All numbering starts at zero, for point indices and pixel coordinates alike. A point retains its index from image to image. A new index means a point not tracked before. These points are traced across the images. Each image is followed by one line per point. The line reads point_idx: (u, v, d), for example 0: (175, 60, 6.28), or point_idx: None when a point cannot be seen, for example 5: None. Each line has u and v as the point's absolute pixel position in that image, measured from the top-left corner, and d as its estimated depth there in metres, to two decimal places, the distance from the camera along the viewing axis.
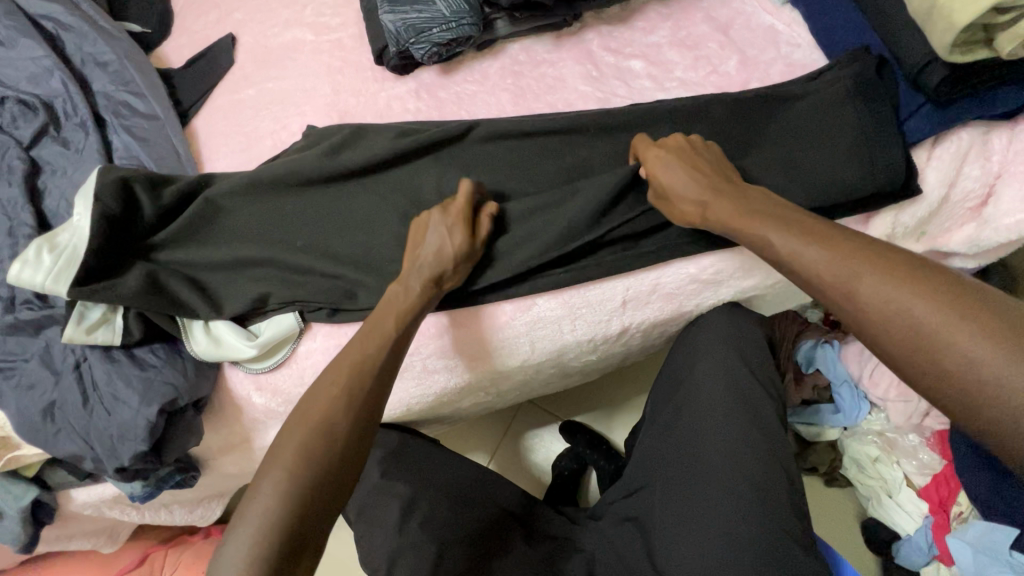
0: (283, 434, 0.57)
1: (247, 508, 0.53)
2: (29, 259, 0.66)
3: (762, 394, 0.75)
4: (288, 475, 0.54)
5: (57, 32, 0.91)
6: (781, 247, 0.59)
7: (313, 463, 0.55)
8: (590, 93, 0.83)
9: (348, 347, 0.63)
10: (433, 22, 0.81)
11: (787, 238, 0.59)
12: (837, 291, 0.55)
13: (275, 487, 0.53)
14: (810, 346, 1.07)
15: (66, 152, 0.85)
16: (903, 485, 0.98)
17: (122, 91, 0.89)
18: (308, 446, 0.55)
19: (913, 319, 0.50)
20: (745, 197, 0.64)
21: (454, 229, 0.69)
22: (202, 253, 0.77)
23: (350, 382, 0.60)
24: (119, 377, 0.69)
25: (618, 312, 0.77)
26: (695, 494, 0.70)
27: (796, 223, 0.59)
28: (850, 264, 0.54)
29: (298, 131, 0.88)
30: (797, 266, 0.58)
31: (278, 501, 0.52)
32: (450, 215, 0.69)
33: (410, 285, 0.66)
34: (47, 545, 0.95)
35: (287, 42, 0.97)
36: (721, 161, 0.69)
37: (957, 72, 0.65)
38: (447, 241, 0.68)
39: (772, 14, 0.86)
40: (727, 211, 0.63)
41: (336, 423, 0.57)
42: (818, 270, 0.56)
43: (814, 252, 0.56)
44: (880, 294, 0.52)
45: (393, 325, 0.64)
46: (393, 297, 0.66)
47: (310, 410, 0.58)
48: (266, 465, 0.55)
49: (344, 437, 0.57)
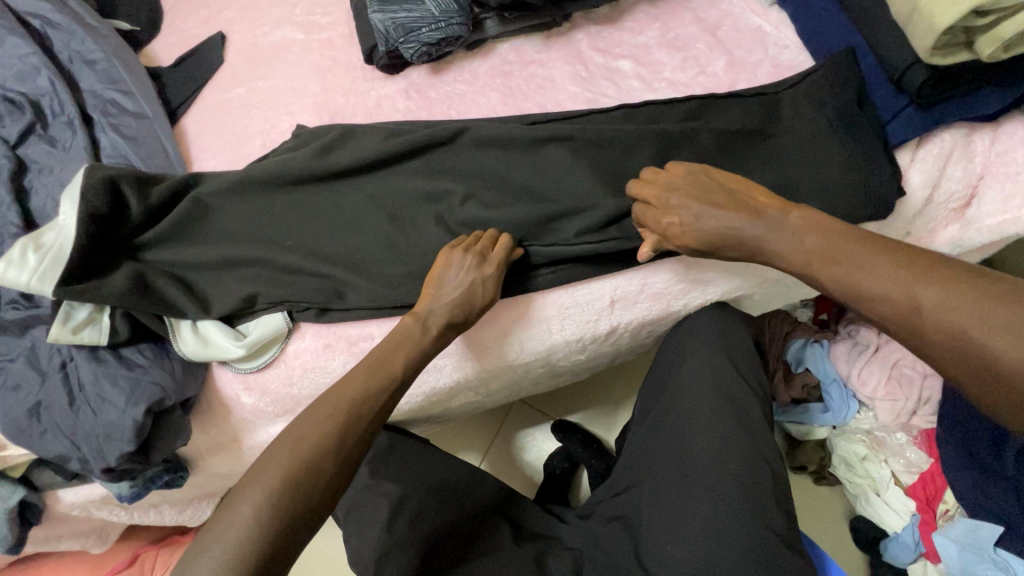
0: (269, 453, 0.58)
1: (219, 521, 0.54)
2: (14, 259, 0.66)
3: (748, 393, 0.75)
4: (267, 496, 0.55)
5: (44, 29, 0.91)
6: (840, 283, 0.58)
7: (293, 492, 0.56)
8: (579, 93, 0.83)
9: (353, 374, 0.64)
10: (422, 22, 0.81)
11: (843, 269, 0.58)
12: (907, 311, 0.54)
13: (253, 505, 0.54)
14: (800, 345, 1.08)
15: (53, 151, 0.84)
16: (890, 483, 0.99)
17: (110, 90, 0.89)
18: (290, 477, 0.56)
19: (990, 345, 0.49)
20: (783, 228, 0.62)
21: (485, 284, 0.68)
22: (191, 252, 0.76)
23: (345, 419, 0.60)
24: (105, 377, 0.69)
25: (605, 312, 0.77)
26: (683, 494, 0.71)
27: (845, 257, 0.58)
28: (916, 290, 0.54)
29: (287, 130, 0.88)
30: (867, 303, 0.56)
31: (254, 524, 0.53)
32: (472, 260, 0.68)
33: (427, 325, 0.67)
34: (35, 546, 0.94)
35: (277, 41, 0.96)
36: (737, 185, 0.66)
37: (937, 75, 0.66)
38: (477, 291, 0.67)
39: (760, 15, 0.86)
40: (774, 243, 0.62)
41: (323, 463, 0.58)
42: (884, 306, 0.55)
43: (876, 283, 0.56)
44: (955, 328, 0.51)
45: (402, 366, 0.65)
46: (407, 334, 0.67)
47: (302, 438, 0.58)
48: (245, 483, 0.56)
49: (330, 474, 0.58)
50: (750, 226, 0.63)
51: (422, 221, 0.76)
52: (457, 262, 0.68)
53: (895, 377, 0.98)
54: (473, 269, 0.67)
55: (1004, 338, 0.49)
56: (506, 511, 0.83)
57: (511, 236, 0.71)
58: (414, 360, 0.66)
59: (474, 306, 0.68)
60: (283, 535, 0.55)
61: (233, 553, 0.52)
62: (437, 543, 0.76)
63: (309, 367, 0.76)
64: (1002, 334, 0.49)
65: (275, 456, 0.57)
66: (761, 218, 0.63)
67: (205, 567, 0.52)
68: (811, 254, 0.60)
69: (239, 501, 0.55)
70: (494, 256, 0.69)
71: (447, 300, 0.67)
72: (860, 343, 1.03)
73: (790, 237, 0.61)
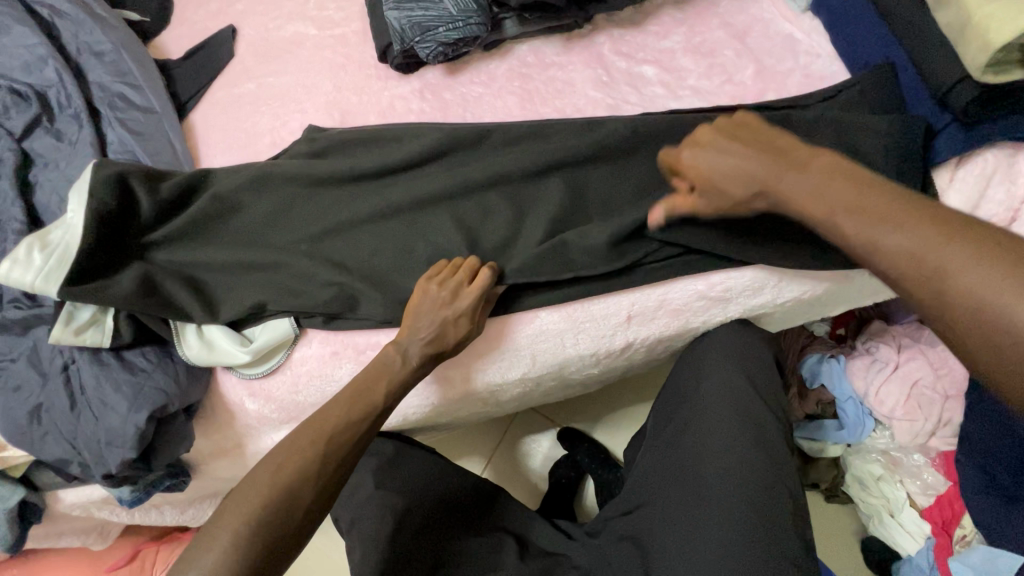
0: (249, 477, 0.56)
1: (198, 550, 0.52)
2: (20, 258, 0.64)
3: (767, 413, 0.73)
4: (244, 523, 0.52)
5: (52, 19, 0.89)
6: (858, 236, 0.47)
7: (268, 519, 0.54)
8: (600, 99, 0.80)
9: (335, 402, 0.62)
10: (439, 21, 0.79)
11: (858, 218, 0.47)
12: (923, 276, 0.43)
13: (231, 536, 0.52)
14: (816, 359, 1.05)
15: (59, 145, 0.82)
16: (905, 504, 0.96)
17: (118, 83, 0.86)
18: (272, 500, 0.54)
19: (1006, 314, 0.38)
20: (801, 168, 0.53)
21: (461, 317, 0.66)
22: (204, 252, 0.75)
23: (330, 447, 0.59)
24: (107, 382, 0.67)
25: (622, 328, 0.75)
26: (698, 520, 0.67)
27: (851, 203, 0.48)
28: (942, 253, 0.42)
29: (298, 128, 0.86)
30: (872, 257, 0.46)
31: (228, 555, 0.51)
32: (448, 291, 0.66)
33: (408, 351, 0.66)
34: (36, 542, 0.93)
35: (290, 36, 0.94)
36: (766, 136, 0.58)
37: (985, 93, 0.64)
38: (449, 330, 0.66)
39: (791, 21, 0.84)
40: (787, 193, 0.53)
41: (304, 489, 0.56)
42: (899, 266, 0.44)
43: (903, 239, 0.44)
44: (971, 291, 0.40)
45: (383, 395, 0.64)
46: (386, 363, 0.65)
47: (284, 463, 0.57)
48: (221, 512, 0.54)
49: (308, 501, 0.56)
50: (768, 168, 0.55)
51: (437, 224, 0.74)
52: (432, 294, 0.66)
53: (914, 397, 0.94)
54: (453, 299, 0.66)
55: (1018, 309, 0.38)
56: (508, 526, 0.81)
57: (494, 266, 0.70)
58: (396, 388, 0.65)
59: (461, 341, 0.67)
60: (256, 564, 0.52)
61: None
62: (438, 558, 0.74)
63: (316, 374, 0.74)
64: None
65: (255, 480, 0.55)
66: (777, 163, 0.55)
67: None
68: (820, 203, 0.50)
69: (219, 528, 0.53)
70: (471, 290, 0.67)
71: (425, 331, 0.65)
72: (878, 360, 0.99)
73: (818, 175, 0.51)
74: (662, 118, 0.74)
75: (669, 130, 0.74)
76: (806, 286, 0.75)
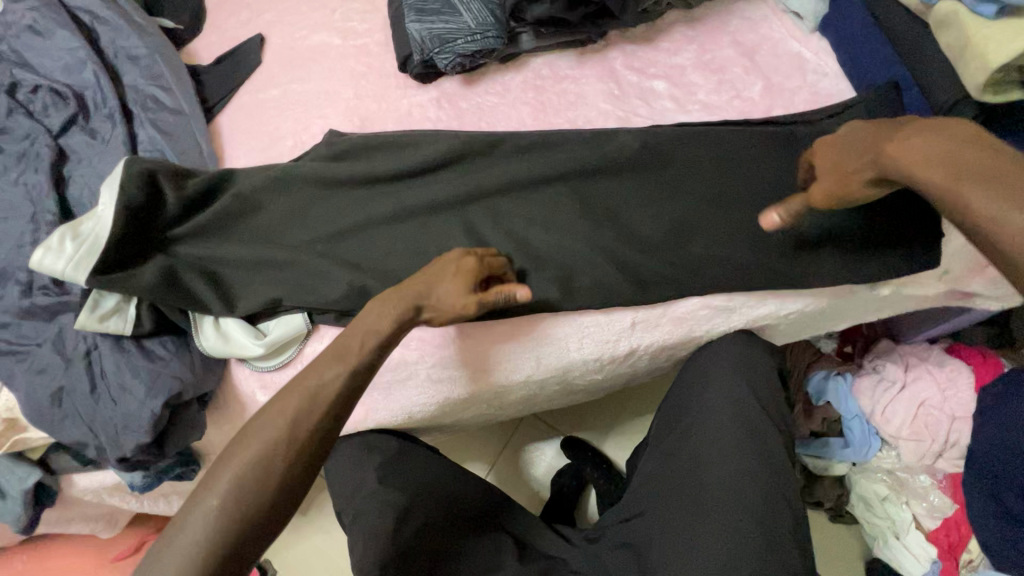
0: (224, 453, 0.56)
1: (183, 518, 0.53)
2: (53, 246, 0.68)
3: (769, 425, 0.74)
4: (214, 499, 0.53)
5: (92, 24, 0.94)
6: (984, 215, 0.50)
7: (242, 492, 0.53)
8: (611, 111, 0.83)
9: (312, 366, 0.60)
10: (458, 34, 0.82)
11: (992, 199, 0.50)
12: None
13: (203, 514, 0.52)
14: (822, 377, 1.05)
15: (93, 143, 0.86)
16: (911, 527, 0.95)
17: (151, 85, 0.90)
18: (242, 475, 0.54)
19: None
20: (941, 129, 0.57)
21: (457, 272, 0.65)
22: (225, 247, 0.78)
23: (298, 411, 0.57)
24: (127, 368, 0.70)
25: (627, 334, 0.76)
26: (695, 528, 0.68)
27: (991, 175, 0.51)
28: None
29: (319, 133, 0.89)
30: (999, 235, 0.49)
31: (203, 531, 0.52)
32: (460, 251, 0.68)
33: (388, 307, 0.63)
34: (47, 526, 0.95)
35: (314, 45, 0.98)
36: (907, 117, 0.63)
37: (985, 111, 0.67)
38: (444, 278, 0.65)
39: (800, 42, 0.86)
40: (911, 147, 0.57)
41: (274, 460, 0.55)
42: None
43: None
44: None
45: (359, 353, 0.61)
46: (367, 320, 0.63)
47: (253, 435, 0.56)
48: (199, 489, 0.54)
49: (281, 471, 0.55)
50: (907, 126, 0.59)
51: (450, 228, 0.76)
52: (450, 254, 0.67)
53: (921, 417, 0.94)
54: (455, 259, 0.66)
55: None
56: (509, 527, 0.82)
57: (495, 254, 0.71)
58: (376, 346, 0.62)
59: (447, 307, 0.64)
60: (234, 536, 0.53)
61: (190, 553, 0.51)
62: (439, 555, 0.75)
63: None
64: None
65: (228, 456, 0.55)
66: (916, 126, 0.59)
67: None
68: (949, 167, 0.54)
69: (201, 498, 0.53)
70: (484, 262, 0.69)
71: (415, 290, 0.64)
72: (885, 379, 0.99)
73: (971, 147, 0.54)
74: (671, 133, 0.77)
75: (677, 145, 0.77)
76: (810, 300, 0.76)
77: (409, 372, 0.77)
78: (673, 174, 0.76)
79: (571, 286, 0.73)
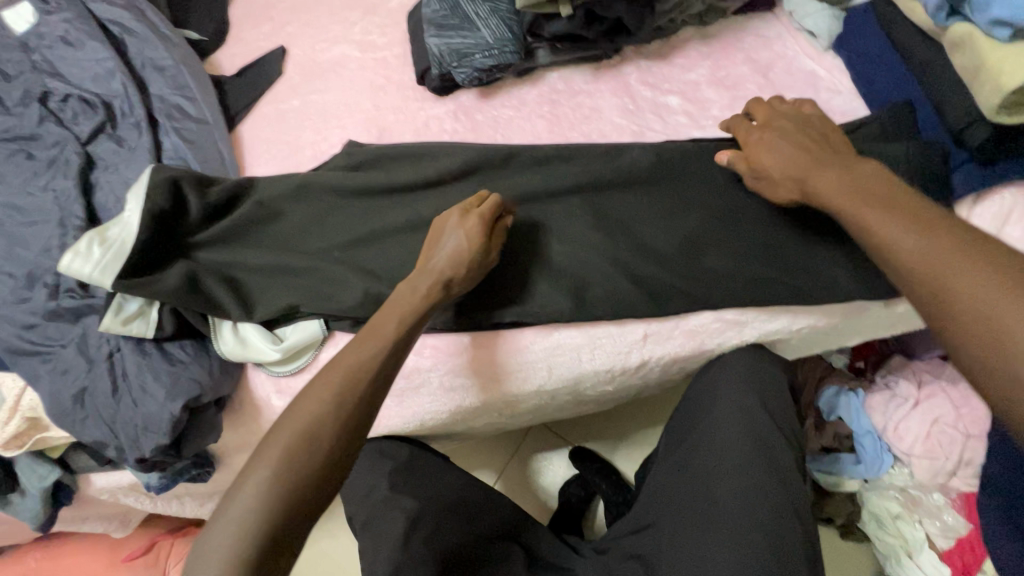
0: (271, 431, 0.55)
1: (234, 495, 0.52)
2: (81, 250, 0.70)
3: (779, 438, 0.74)
4: (266, 471, 0.52)
5: (122, 36, 0.97)
6: (881, 234, 0.54)
7: (295, 464, 0.53)
8: (625, 126, 0.84)
9: (350, 346, 0.61)
10: (476, 48, 0.84)
11: (884, 217, 0.54)
12: (926, 276, 0.49)
13: (255, 487, 0.51)
14: (833, 392, 1.04)
15: (119, 150, 0.89)
16: (924, 546, 0.94)
17: (176, 95, 0.93)
18: (292, 447, 0.53)
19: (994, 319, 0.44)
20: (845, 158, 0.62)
21: (473, 241, 0.68)
22: (245, 253, 0.79)
23: (342, 383, 0.58)
24: (148, 370, 0.72)
25: (638, 345, 0.77)
26: (706, 540, 0.68)
27: (883, 200, 0.56)
28: (947, 261, 0.49)
29: (337, 143, 0.91)
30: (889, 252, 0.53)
31: (257, 505, 0.50)
32: (457, 216, 0.70)
33: (418, 286, 0.67)
34: (63, 524, 0.97)
35: (335, 57, 1.01)
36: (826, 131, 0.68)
37: (1000, 132, 0.67)
38: (464, 248, 0.68)
39: (814, 59, 0.87)
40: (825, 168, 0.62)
41: (323, 431, 0.55)
42: (910, 265, 0.51)
43: (919, 243, 0.51)
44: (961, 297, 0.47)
45: (395, 328, 0.63)
46: (398, 300, 0.66)
47: (300, 409, 0.56)
48: (248, 466, 0.53)
49: (332, 441, 0.55)
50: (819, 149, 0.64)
51: None
52: (452, 221, 0.70)
53: (935, 435, 0.92)
54: (458, 223, 0.69)
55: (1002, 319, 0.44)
56: (520, 536, 0.83)
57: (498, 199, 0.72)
58: (408, 321, 0.64)
59: (470, 266, 0.68)
60: (286, 510, 0.51)
61: (241, 531, 0.50)
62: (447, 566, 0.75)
63: None
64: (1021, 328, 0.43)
65: (276, 433, 0.55)
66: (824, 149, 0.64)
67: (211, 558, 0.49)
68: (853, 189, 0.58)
69: (251, 473, 0.52)
70: (482, 209, 0.71)
71: (438, 262, 0.68)
72: (898, 395, 0.98)
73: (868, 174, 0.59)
74: (684, 148, 0.78)
75: (690, 160, 0.78)
76: (821, 316, 0.77)
77: (422, 381, 0.78)
78: (686, 189, 0.77)
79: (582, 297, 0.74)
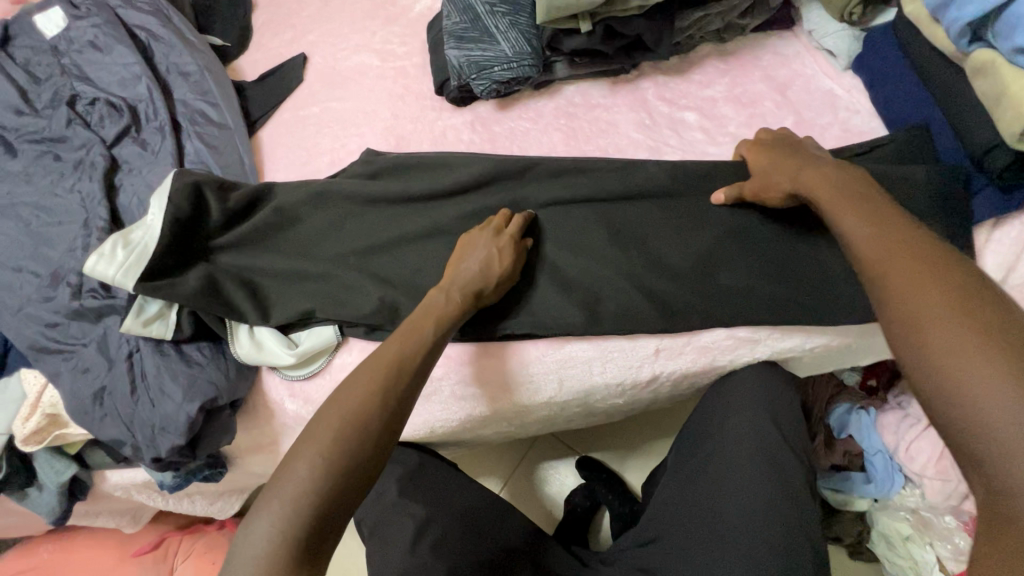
0: (321, 414, 0.56)
1: (288, 470, 0.53)
2: (106, 252, 0.72)
3: (791, 458, 0.73)
4: (320, 458, 0.53)
5: (148, 41, 0.99)
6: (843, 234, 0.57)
7: (345, 449, 0.54)
8: (641, 140, 0.84)
9: (389, 342, 0.63)
10: (496, 61, 0.85)
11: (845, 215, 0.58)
12: (871, 269, 0.52)
13: (309, 470, 0.52)
14: (844, 410, 1.03)
15: (143, 153, 0.91)
16: (936, 569, 0.93)
17: (199, 101, 0.95)
18: (342, 431, 0.55)
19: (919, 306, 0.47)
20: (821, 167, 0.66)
21: (501, 254, 0.71)
22: (263, 258, 0.81)
23: (387, 376, 0.59)
24: (166, 371, 0.73)
25: (650, 359, 0.77)
26: (717, 556, 0.68)
27: (850, 199, 0.59)
28: (889, 254, 0.51)
29: (355, 150, 0.92)
30: (846, 245, 0.56)
31: (307, 484, 0.51)
32: (489, 234, 0.73)
33: (454, 293, 0.69)
34: (75, 518, 0.99)
35: (355, 65, 1.02)
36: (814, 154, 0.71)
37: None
38: (495, 261, 0.71)
39: (832, 78, 0.87)
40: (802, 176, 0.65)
41: (370, 419, 0.56)
42: (862, 258, 0.54)
43: (867, 233, 0.55)
44: (896, 286, 0.49)
45: (433, 332, 0.65)
46: (433, 304, 0.68)
47: (346, 396, 0.57)
48: (299, 446, 0.54)
49: (377, 429, 0.56)
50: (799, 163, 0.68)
51: None
52: (481, 235, 0.73)
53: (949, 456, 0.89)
54: (492, 239, 0.72)
55: (927, 306, 0.46)
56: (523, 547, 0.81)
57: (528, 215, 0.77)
58: (444, 327, 0.66)
59: (501, 276, 0.70)
60: (335, 494, 0.52)
61: (295, 506, 0.51)
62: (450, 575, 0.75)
63: None
64: (942, 316, 0.45)
65: (325, 417, 0.56)
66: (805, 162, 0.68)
67: (262, 531, 0.50)
68: (826, 192, 0.62)
69: (304, 450, 0.53)
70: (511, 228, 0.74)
71: (472, 270, 0.70)
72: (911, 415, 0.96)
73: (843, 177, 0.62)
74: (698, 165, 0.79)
75: (705, 176, 0.78)
76: (835, 336, 0.76)
77: (433, 389, 0.78)
78: (699, 204, 0.77)
79: (594, 309, 0.75)
